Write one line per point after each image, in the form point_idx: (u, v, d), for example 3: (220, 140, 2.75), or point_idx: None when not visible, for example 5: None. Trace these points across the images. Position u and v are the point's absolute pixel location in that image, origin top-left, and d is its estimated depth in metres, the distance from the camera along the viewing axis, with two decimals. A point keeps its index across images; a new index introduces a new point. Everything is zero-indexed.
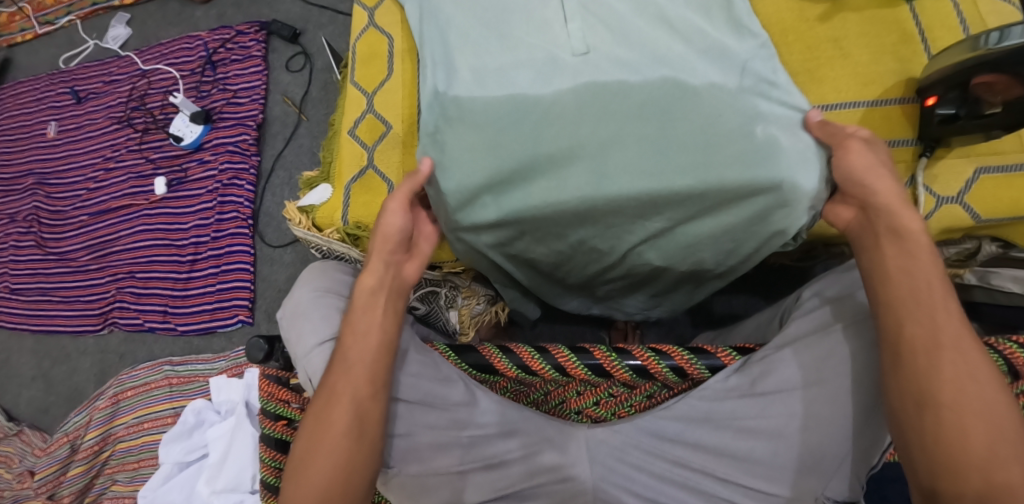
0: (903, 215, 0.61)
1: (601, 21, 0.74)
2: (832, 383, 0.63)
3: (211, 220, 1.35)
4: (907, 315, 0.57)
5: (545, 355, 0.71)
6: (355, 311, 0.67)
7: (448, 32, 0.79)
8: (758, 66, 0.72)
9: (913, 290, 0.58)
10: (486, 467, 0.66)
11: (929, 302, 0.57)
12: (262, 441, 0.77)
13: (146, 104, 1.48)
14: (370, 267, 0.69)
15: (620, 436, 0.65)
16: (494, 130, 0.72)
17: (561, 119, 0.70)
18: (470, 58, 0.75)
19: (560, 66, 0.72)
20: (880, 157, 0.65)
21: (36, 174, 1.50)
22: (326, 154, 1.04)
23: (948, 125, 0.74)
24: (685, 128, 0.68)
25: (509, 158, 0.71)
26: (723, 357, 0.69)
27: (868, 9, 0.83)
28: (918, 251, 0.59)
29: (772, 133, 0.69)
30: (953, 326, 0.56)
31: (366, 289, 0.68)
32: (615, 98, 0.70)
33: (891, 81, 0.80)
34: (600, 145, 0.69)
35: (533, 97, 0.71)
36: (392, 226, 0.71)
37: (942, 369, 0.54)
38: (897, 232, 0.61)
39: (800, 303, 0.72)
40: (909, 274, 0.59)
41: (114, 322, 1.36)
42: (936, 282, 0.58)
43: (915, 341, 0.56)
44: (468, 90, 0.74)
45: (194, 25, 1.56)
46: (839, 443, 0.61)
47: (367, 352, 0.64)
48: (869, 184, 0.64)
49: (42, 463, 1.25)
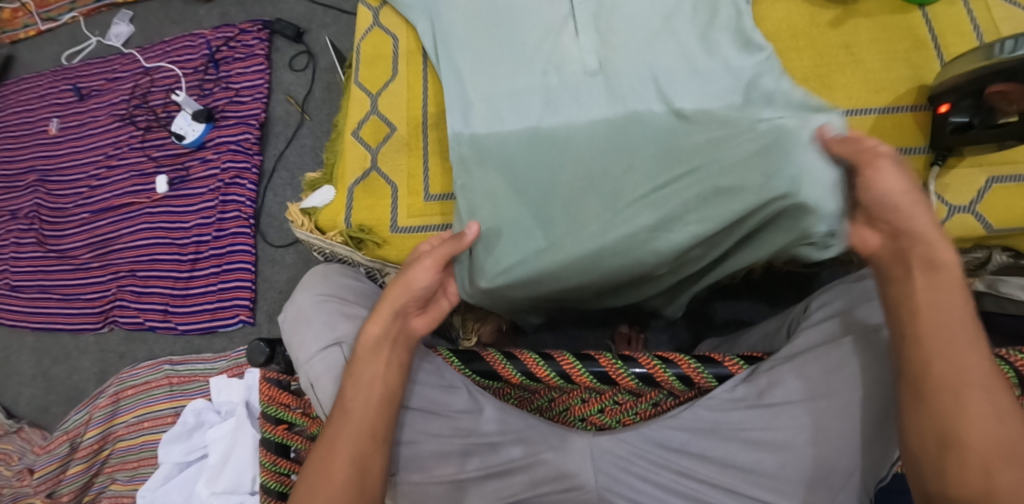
0: (938, 247, 0.57)
1: (610, 36, 0.79)
2: (840, 395, 0.62)
3: (213, 220, 1.34)
4: (934, 350, 0.55)
5: (550, 361, 0.70)
6: (355, 362, 0.66)
7: (459, 58, 0.84)
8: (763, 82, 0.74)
9: (945, 329, 0.55)
10: (490, 476, 0.66)
11: (961, 342, 0.54)
12: (262, 445, 0.76)
13: (148, 102, 1.47)
14: (379, 317, 0.68)
15: (626, 445, 0.64)
16: (516, 172, 0.77)
17: (575, 153, 0.76)
18: (484, 89, 0.81)
19: (570, 85, 0.79)
20: (909, 178, 0.60)
21: (38, 171, 1.50)
22: (329, 156, 1.03)
23: (961, 133, 0.73)
24: (693, 148, 0.72)
25: (528, 198, 0.76)
26: (729, 366, 0.69)
27: (881, 14, 0.82)
28: (950, 288, 0.56)
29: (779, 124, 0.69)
30: (984, 366, 0.54)
31: (370, 341, 0.67)
32: (624, 128, 0.75)
33: (903, 88, 0.79)
34: (611, 173, 0.74)
35: (548, 130, 0.77)
36: (412, 280, 0.70)
37: (969, 409, 0.52)
38: (928, 267, 0.57)
39: (810, 313, 0.71)
40: (942, 311, 0.56)
41: (115, 321, 1.35)
42: (967, 320, 0.55)
43: (941, 377, 0.54)
44: (488, 125, 0.80)
45: (197, 23, 1.55)
46: (847, 456, 0.61)
47: (370, 401, 0.63)
48: (908, 215, 0.59)
49: (42, 461, 1.25)
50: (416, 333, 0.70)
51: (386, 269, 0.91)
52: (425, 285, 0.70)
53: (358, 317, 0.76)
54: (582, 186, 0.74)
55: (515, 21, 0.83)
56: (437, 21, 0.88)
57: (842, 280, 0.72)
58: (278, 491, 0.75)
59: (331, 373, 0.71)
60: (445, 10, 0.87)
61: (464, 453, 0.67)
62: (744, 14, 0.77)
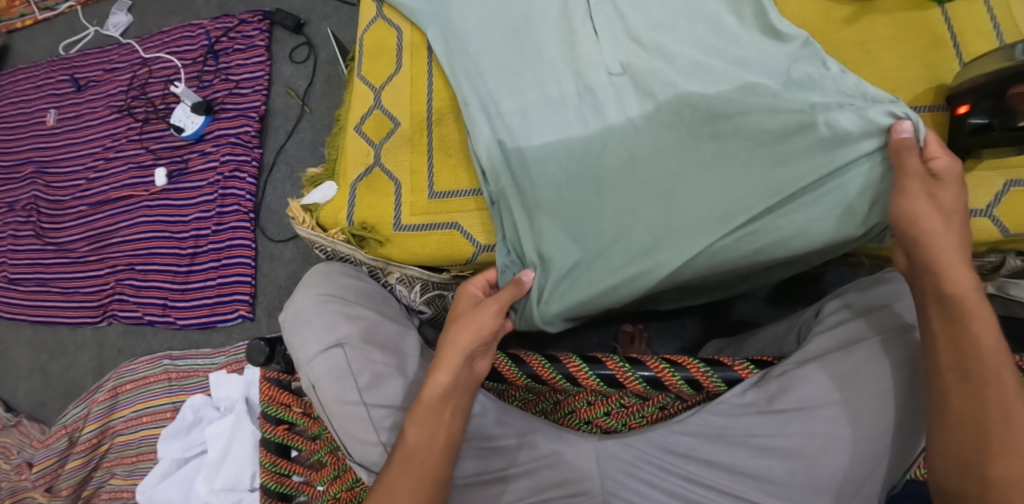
0: (961, 277, 0.57)
1: (629, 37, 0.79)
2: (853, 403, 0.61)
3: (212, 213, 1.32)
4: (955, 383, 0.55)
5: (556, 363, 0.69)
6: (419, 409, 0.62)
7: (480, 64, 0.85)
8: (803, 64, 0.72)
9: (964, 361, 0.55)
10: (499, 479, 0.65)
11: (986, 376, 0.54)
12: (263, 445, 0.77)
13: (146, 94, 1.45)
14: (445, 365, 0.64)
15: (632, 450, 0.64)
16: (548, 188, 0.77)
17: (614, 162, 0.75)
18: (513, 101, 0.82)
19: (598, 90, 0.79)
20: (944, 200, 0.61)
21: (35, 162, 1.48)
22: (331, 151, 1.01)
23: (980, 135, 0.71)
24: (740, 144, 0.71)
25: (574, 209, 0.75)
26: (739, 370, 0.67)
27: (898, 11, 0.81)
28: (977, 320, 0.55)
29: (834, 119, 0.68)
30: (1011, 398, 0.53)
31: (443, 384, 0.63)
32: (665, 126, 0.74)
33: (920, 87, 0.78)
34: (666, 181, 0.72)
35: (580, 139, 0.78)
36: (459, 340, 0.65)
37: (987, 439, 0.53)
38: (950, 299, 0.57)
39: (821, 318, 0.70)
40: (967, 344, 0.55)
41: (113, 315, 1.34)
42: (996, 356, 0.54)
43: (961, 406, 0.55)
44: (539, 136, 0.79)
45: (196, 13, 1.53)
46: (859, 465, 0.59)
47: (432, 456, 0.60)
48: (931, 243, 0.59)
49: (40, 455, 1.23)
50: (480, 375, 0.67)
51: (389, 268, 0.89)
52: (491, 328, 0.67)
53: (359, 317, 0.75)
54: (631, 191, 0.73)
55: (526, 28, 0.84)
56: (447, 29, 0.88)
57: (856, 284, 0.71)
58: (278, 493, 0.76)
59: (333, 376, 0.70)
60: (460, 18, 0.87)
61: (462, 456, 0.66)
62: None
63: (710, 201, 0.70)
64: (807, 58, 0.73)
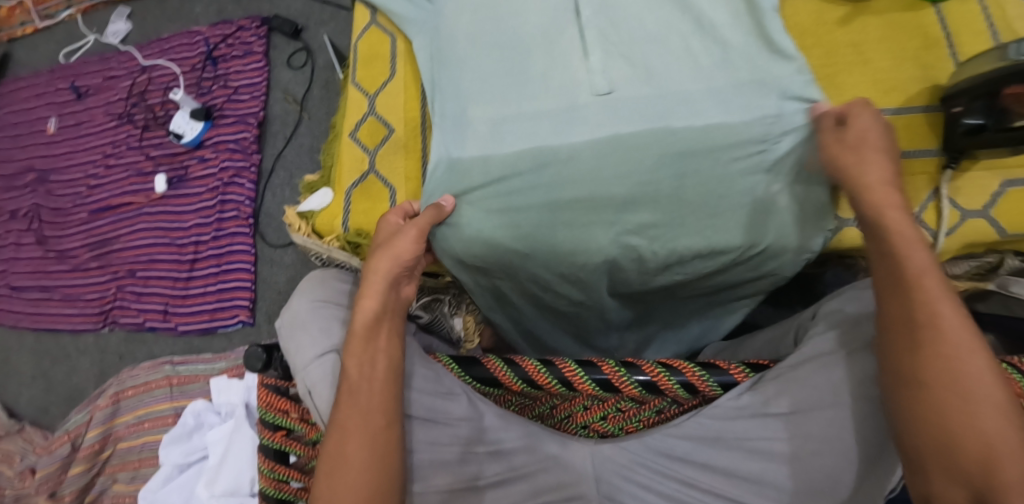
0: (878, 199, 0.62)
1: (621, 54, 0.76)
2: (851, 407, 0.60)
3: (212, 219, 1.33)
4: (892, 298, 0.57)
5: (550, 367, 0.69)
6: (355, 339, 0.68)
7: (460, 77, 0.80)
8: (793, 104, 0.73)
9: (894, 275, 0.57)
10: (492, 485, 0.65)
11: (916, 283, 0.55)
12: (261, 452, 0.76)
13: (146, 101, 1.46)
14: (369, 295, 0.70)
15: (628, 453, 0.64)
16: (497, 198, 0.76)
17: (576, 178, 0.73)
18: (485, 108, 0.77)
19: (581, 110, 0.74)
20: (876, 130, 0.67)
21: (36, 170, 1.49)
22: (327, 158, 1.02)
23: (974, 136, 0.71)
24: (697, 187, 0.72)
25: (524, 230, 0.75)
26: (735, 374, 0.67)
27: (893, 12, 0.80)
28: (900, 233, 0.59)
29: (771, 189, 0.73)
30: (931, 282, 0.55)
31: (371, 313, 0.69)
32: (636, 151, 0.71)
33: (915, 88, 0.77)
34: (621, 206, 0.73)
35: (552, 149, 0.73)
36: (380, 267, 0.72)
37: (917, 347, 0.53)
38: (875, 222, 0.61)
39: (817, 323, 0.69)
40: (893, 255, 0.58)
41: (115, 321, 1.34)
42: (920, 262, 0.57)
43: (894, 322, 0.56)
44: (484, 147, 0.76)
45: (194, 20, 1.53)
46: (856, 471, 0.59)
47: (372, 366, 0.66)
48: (854, 169, 0.65)
49: (43, 461, 1.23)
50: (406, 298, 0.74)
51: None
52: (412, 254, 0.73)
53: None
54: (592, 211, 0.73)
55: (512, 36, 0.78)
56: (435, 38, 0.85)
57: (853, 287, 0.70)
58: (276, 498, 0.75)
59: (330, 381, 0.70)
60: (448, 26, 0.83)
61: (463, 460, 0.66)
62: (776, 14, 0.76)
63: (653, 244, 0.74)
64: (794, 100, 0.73)
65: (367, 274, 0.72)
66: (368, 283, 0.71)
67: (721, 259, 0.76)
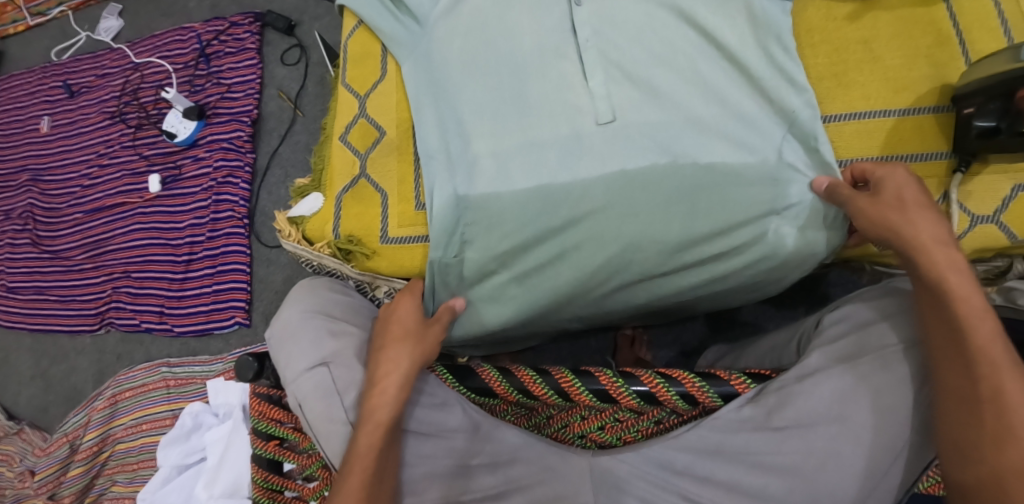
0: (937, 258, 0.59)
1: (624, 79, 0.74)
2: (850, 420, 0.59)
3: (206, 220, 1.31)
4: (952, 364, 0.56)
5: (546, 377, 0.68)
6: (366, 428, 0.61)
7: (459, 106, 0.78)
8: (793, 149, 0.73)
9: (959, 348, 0.55)
10: (487, 499, 0.63)
11: (981, 357, 0.54)
12: (254, 462, 0.75)
13: (139, 99, 1.44)
14: (382, 399, 0.63)
15: (626, 466, 0.62)
16: (501, 235, 0.74)
17: (588, 216, 0.71)
18: (488, 143, 0.76)
19: (585, 141, 0.72)
20: (916, 189, 0.63)
21: (30, 170, 1.47)
22: (317, 160, 0.99)
23: (986, 139, 0.69)
24: (709, 219, 0.70)
25: (523, 264, 0.75)
26: (735, 385, 0.65)
27: (903, 7, 0.77)
28: (964, 303, 0.56)
29: (781, 231, 0.72)
30: (999, 353, 0.54)
31: (388, 405, 0.62)
32: (648, 188, 0.70)
33: (925, 87, 0.75)
34: (626, 242, 0.71)
35: (559, 188, 0.72)
36: (400, 357, 0.65)
37: (979, 424, 0.53)
38: (935, 283, 0.58)
39: (822, 330, 0.67)
40: (957, 327, 0.56)
41: (111, 322, 1.33)
42: (983, 336, 0.55)
43: (953, 391, 0.55)
44: (490, 184, 0.74)
45: (187, 16, 1.51)
46: (856, 485, 0.58)
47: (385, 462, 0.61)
48: (903, 230, 0.61)
49: (42, 463, 1.24)
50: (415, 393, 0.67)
51: (377, 282, 0.89)
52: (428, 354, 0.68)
53: (347, 333, 0.73)
54: (600, 250, 0.71)
55: (515, 55, 0.76)
56: (429, 62, 0.82)
57: (860, 294, 0.68)
58: None
59: (321, 397, 0.68)
60: (439, 47, 0.80)
61: (459, 474, 0.64)
62: (776, 39, 0.73)
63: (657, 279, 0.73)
64: (795, 138, 0.73)
65: (382, 364, 0.65)
66: (383, 375, 0.64)
67: (716, 284, 0.75)
